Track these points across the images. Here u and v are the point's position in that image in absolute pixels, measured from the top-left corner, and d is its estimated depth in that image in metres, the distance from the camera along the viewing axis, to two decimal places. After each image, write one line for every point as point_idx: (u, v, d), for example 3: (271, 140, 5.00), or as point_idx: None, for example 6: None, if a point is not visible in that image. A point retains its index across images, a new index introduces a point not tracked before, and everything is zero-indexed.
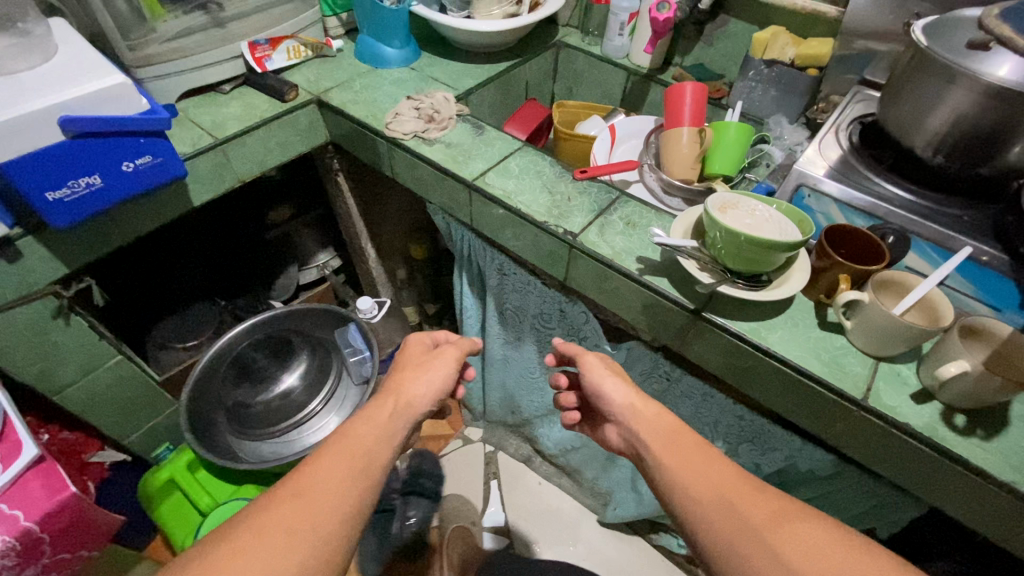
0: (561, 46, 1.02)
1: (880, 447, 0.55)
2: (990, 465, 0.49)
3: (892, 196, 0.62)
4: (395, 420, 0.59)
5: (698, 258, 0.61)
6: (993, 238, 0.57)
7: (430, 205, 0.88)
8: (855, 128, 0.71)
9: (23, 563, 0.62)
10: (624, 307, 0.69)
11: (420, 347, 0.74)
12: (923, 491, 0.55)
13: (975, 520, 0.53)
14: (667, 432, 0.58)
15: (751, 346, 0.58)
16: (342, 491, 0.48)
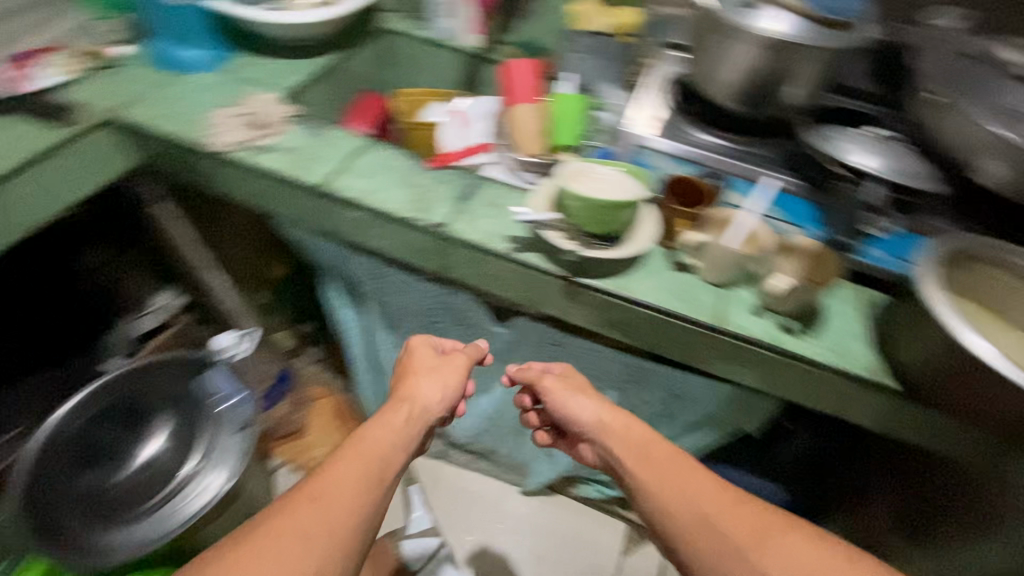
0: (387, 33, 0.98)
1: (738, 361, 0.63)
2: (817, 354, 0.59)
3: (709, 144, 0.70)
4: (407, 429, 0.68)
5: (561, 229, 0.64)
6: (787, 168, 0.67)
7: (279, 220, 0.81)
8: (671, 88, 0.79)
9: None
10: (502, 287, 0.70)
11: (428, 352, 0.78)
12: (777, 388, 0.64)
13: (816, 401, 0.63)
14: (644, 448, 0.64)
15: (621, 299, 0.63)
16: (357, 496, 0.58)
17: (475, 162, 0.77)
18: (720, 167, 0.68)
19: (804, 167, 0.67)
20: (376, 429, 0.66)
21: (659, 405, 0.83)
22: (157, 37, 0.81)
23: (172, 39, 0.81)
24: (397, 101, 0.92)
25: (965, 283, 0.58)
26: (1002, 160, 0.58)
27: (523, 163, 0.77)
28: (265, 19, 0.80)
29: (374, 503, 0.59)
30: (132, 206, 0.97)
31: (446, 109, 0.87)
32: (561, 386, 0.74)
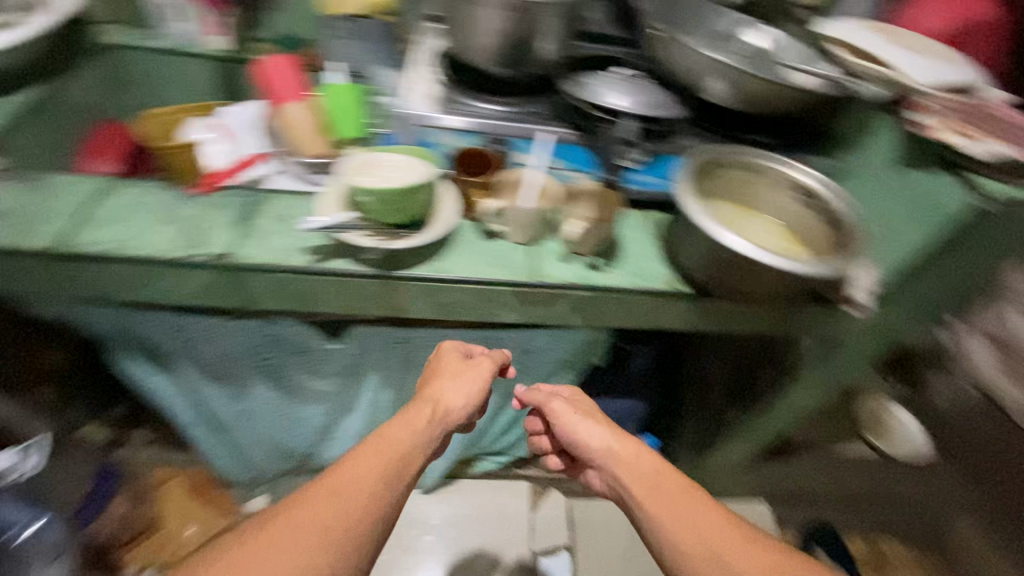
0: (107, 50, 0.83)
1: (563, 307, 0.67)
2: (622, 282, 0.65)
3: (487, 111, 0.71)
4: (426, 429, 0.62)
5: (362, 226, 0.60)
6: (562, 120, 0.71)
7: (21, 298, 0.66)
8: (441, 64, 0.79)
9: None
10: (319, 302, 0.65)
11: (454, 356, 0.72)
12: (603, 321, 0.70)
13: (637, 322, 0.70)
14: (659, 478, 0.62)
15: (440, 280, 0.62)
16: (375, 495, 0.53)
17: (253, 176, 0.69)
18: (498, 130, 0.69)
19: (575, 118, 0.71)
20: (398, 429, 0.60)
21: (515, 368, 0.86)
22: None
23: None
24: (144, 124, 0.74)
25: (716, 188, 0.68)
26: (721, 77, 0.67)
27: (308, 166, 0.72)
28: None
29: (395, 498, 0.54)
30: None
31: (205, 125, 0.74)
32: (566, 410, 0.73)
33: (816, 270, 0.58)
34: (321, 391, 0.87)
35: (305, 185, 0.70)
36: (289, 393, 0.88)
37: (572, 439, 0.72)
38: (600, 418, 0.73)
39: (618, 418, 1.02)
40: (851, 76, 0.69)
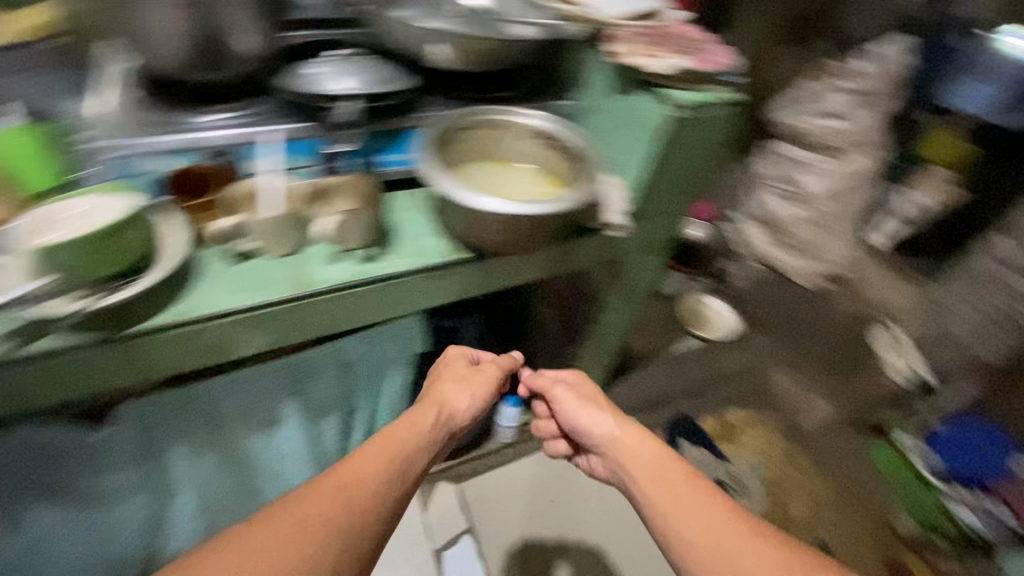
0: None
1: (348, 309, 0.63)
2: (398, 266, 0.63)
3: (202, 122, 0.63)
4: (431, 430, 0.69)
5: (66, 290, 0.50)
6: (292, 113, 0.65)
7: None
8: (137, 80, 0.68)
9: None
10: (50, 392, 0.54)
11: (461, 363, 0.82)
12: (400, 310, 0.67)
13: (435, 300, 0.69)
14: (661, 458, 0.70)
15: (190, 324, 0.55)
16: (379, 485, 0.58)
17: None
18: (213, 142, 0.60)
19: (304, 107, 0.65)
20: (406, 429, 0.67)
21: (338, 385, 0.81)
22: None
23: None
24: None
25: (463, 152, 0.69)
26: (439, 41, 0.67)
27: None
28: None
29: (396, 489, 0.59)
30: None
31: None
32: (574, 400, 0.81)
33: (565, 204, 0.61)
34: (120, 487, 0.75)
35: None
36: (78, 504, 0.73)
37: (575, 417, 0.80)
38: (602, 403, 0.80)
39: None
40: (561, 16, 0.72)
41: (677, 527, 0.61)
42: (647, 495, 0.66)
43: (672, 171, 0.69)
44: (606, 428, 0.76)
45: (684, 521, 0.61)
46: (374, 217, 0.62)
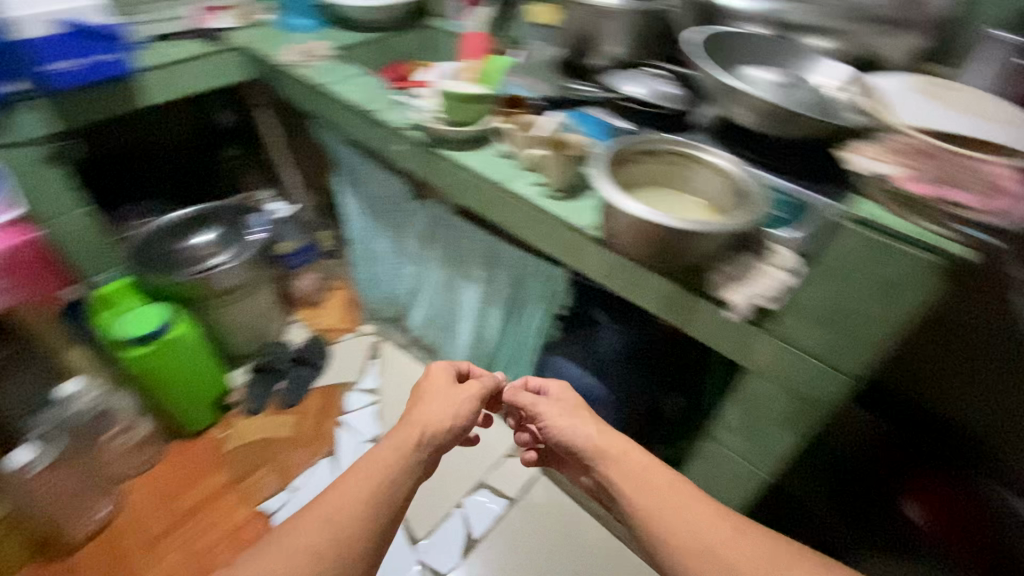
0: (427, 28, 1.33)
1: (604, 259, 0.75)
2: (583, 219, 0.77)
3: (579, 88, 0.87)
4: (414, 455, 0.72)
5: (441, 118, 0.92)
6: (614, 99, 0.83)
7: (324, 126, 1.26)
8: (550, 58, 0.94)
9: None
10: (406, 161, 1.02)
11: (444, 375, 0.86)
12: (609, 277, 0.77)
13: (608, 280, 0.77)
14: (614, 436, 0.77)
15: (457, 163, 0.90)
16: (401, 476, 0.69)
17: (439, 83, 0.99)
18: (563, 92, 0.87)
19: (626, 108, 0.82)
20: (389, 453, 0.71)
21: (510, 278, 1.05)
22: (274, 14, 1.34)
23: (294, 12, 1.28)
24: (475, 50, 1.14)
25: (659, 180, 0.77)
26: (745, 106, 0.70)
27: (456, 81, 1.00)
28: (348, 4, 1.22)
29: (379, 517, 0.64)
30: (257, 125, 1.51)
31: (433, 73, 1.12)
32: (554, 409, 0.83)
33: (688, 224, 0.62)
34: (419, 256, 1.26)
35: (405, 99, 1.03)
36: (400, 249, 1.32)
37: (551, 421, 0.82)
38: (583, 413, 0.82)
39: (573, 384, 1.09)
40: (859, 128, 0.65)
41: (668, 503, 0.66)
42: (607, 470, 0.73)
43: (821, 291, 0.60)
44: (579, 431, 0.78)
45: (663, 495, 0.67)
46: (569, 193, 0.81)
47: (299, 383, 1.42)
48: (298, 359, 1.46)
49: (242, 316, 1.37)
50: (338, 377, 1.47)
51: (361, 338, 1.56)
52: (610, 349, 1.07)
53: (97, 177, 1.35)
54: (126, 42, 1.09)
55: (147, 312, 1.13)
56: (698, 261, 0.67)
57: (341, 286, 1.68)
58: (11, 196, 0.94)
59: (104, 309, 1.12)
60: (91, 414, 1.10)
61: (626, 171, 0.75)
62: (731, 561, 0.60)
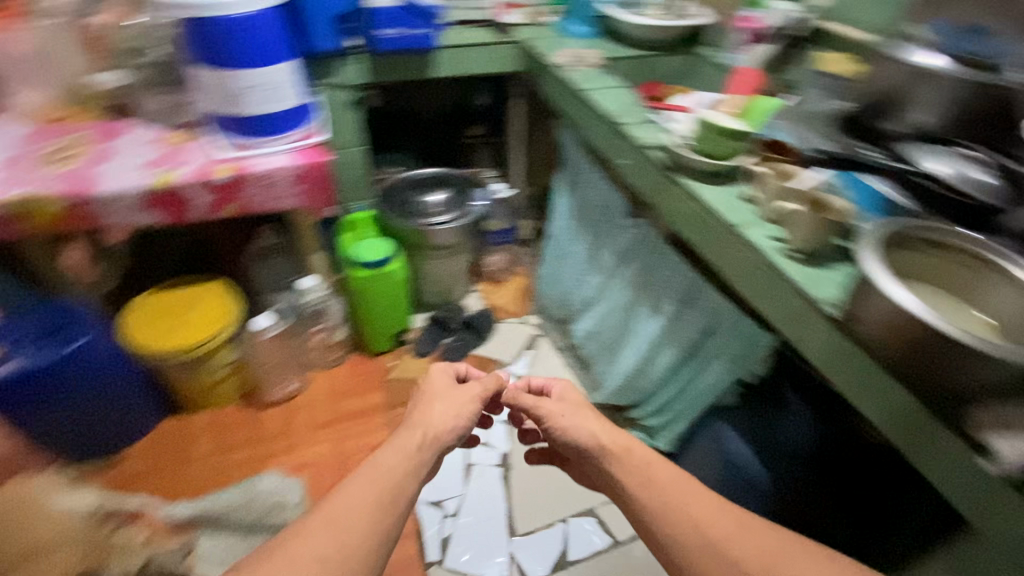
0: (697, 55, 1.32)
1: (831, 342, 0.67)
2: (821, 291, 0.68)
3: (864, 152, 0.77)
4: (418, 458, 0.75)
5: (689, 146, 0.90)
6: (907, 174, 0.72)
7: (564, 124, 1.34)
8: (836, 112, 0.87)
9: (222, 197, 1.11)
10: (636, 177, 1.03)
11: (445, 378, 0.89)
12: (829, 365, 0.68)
13: (825, 365, 0.68)
14: (618, 433, 0.80)
15: (689, 192, 0.88)
16: (407, 479, 0.72)
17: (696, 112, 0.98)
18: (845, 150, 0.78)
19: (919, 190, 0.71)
20: (392, 458, 0.74)
21: (700, 323, 1.02)
22: (555, 18, 1.46)
23: (575, 17, 1.39)
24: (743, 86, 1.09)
25: (945, 285, 0.65)
26: None
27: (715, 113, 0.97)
28: (629, 20, 1.26)
29: (385, 522, 0.67)
30: (507, 111, 1.67)
31: (692, 101, 1.11)
32: (558, 409, 0.85)
33: (959, 335, 0.52)
34: (611, 270, 1.27)
35: (657, 121, 1.05)
36: (593, 256, 1.34)
37: (556, 422, 0.84)
38: (587, 412, 0.84)
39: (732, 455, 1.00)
40: None
41: (671, 498, 0.69)
42: (613, 464, 0.76)
43: None
44: (584, 428, 0.81)
45: (665, 491, 0.71)
46: (808, 257, 0.73)
47: (461, 344, 1.54)
48: (467, 322, 1.58)
49: (438, 270, 1.54)
50: (493, 353, 1.55)
51: (526, 326, 1.62)
52: (794, 444, 0.96)
53: (376, 125, 1.63)
54: (438, 20, 1.29)
55: (373, 244, 1.32)
56: (968, 390, 0.54)
57: (522, 272, 1.77)
58: (321, 121, 1.21)
59: (348, 231, 1.37)
60: (311, 309, 1.34)
61: (902, 259, 0.64)
62: (730, 557, 0.63)
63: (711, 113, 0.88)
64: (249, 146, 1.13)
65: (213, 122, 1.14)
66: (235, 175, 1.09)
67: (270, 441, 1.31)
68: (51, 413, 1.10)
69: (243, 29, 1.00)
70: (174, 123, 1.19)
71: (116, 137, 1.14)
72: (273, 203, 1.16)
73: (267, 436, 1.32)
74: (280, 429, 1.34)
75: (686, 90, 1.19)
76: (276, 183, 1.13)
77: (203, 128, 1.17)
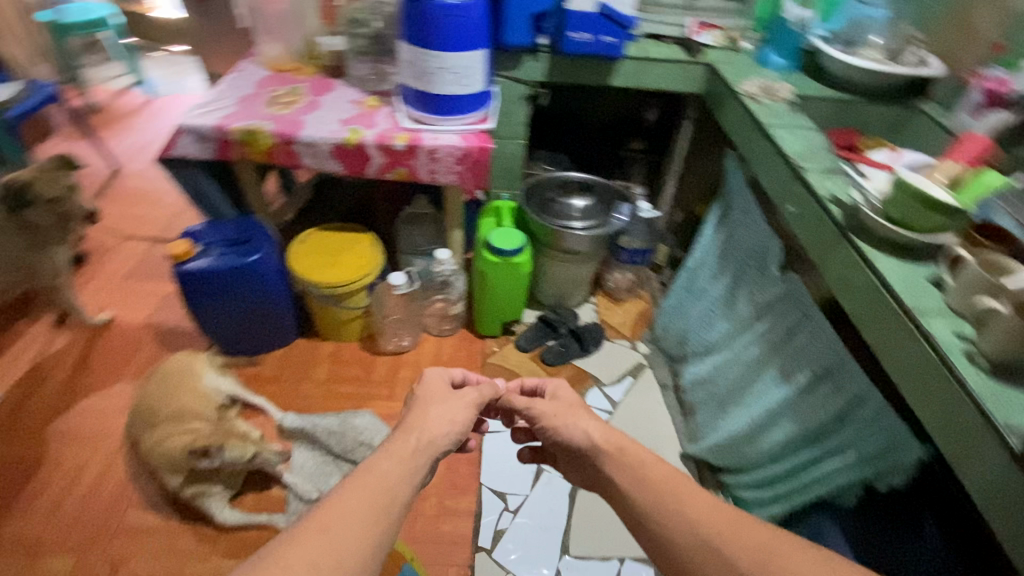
0: (912, 110, 1.15)
1: (998, 475, 0.55)
2: (1002, 411, 0.57)
3: None
4: (418, 467, 0.62)
5: (875, 208, 0.80)
6: None
7: (732, 154, 1.26)
8: None
9: (395, 159, 1.22)
10: (803, 230, 0.94)
11: (440, 381, 0.77)
12: (990, 506, 0.56)
13: (985, 502, 0.57)
14: (609, 429, 0.71)
15: (860, 258, 0.77)
16: (403, 483, 0.60)
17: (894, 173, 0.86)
18: None
19: None
20: (389, 463, 0.61)
21: (833, 410, 0.90)
22: (750, 45, 1.37)
23: (774, 47, 1.30)
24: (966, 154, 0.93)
25: None
26: None
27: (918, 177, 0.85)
28: (839, 59, 1.15)
29: (385, 533, 0.54)
30: (675, 132, 1.61)
31: (893, 158, 0.98)
32: (552, 409, 0.76)
33: None
34: (746, 319, 1.17)
35: (843, 173, 0.94)
36: (729, 300, 1.25)
37: (547, 422, 0.76)
38: (581, 410, 0.75)
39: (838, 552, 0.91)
40: None
41: (668, 493, 0.60)
42: (608, 465, 0.67)
43: None
44: (575, 428, 0.72)
45: (657, 488, 0.61)
46: (995, 367, 0.61)
47: (564, 350, 1.53)
48: (575, 331, 1.57)
49: (562, 273, 1.55)
50: (593, 368, 1.52)
51: (633, 353, 1.56)
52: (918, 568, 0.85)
53: (542, 122, 1.69)
54: (632, 31, 1.28)
55: (509, 234, 1.36)
56: None
57: (644, 297, 1.71)
58: (492, 109, 1.29)
59: (492, 216, 1.45)
60: (438, 279, 1.43)
61: None
62: (727, 557, 0.53)
63: (912, 174, 0.77)
64: (426, 118, 1.23)
65: (403, 95, 1.27)
66: (409, 141, 1.20)
67: (374, 384, 1.44)
68: (220, 305, 1.32)
69: (454, 16, 1.09)
70: (372, 90, 1.35)
71: (326, 92, 1.33)
72: (433, 176, 1.26)
73: (372, 379, 1.45)
74: (384, 377, 1.46)
75: (890, 145, 1.05)
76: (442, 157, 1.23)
77: (394, 98, 1.32)
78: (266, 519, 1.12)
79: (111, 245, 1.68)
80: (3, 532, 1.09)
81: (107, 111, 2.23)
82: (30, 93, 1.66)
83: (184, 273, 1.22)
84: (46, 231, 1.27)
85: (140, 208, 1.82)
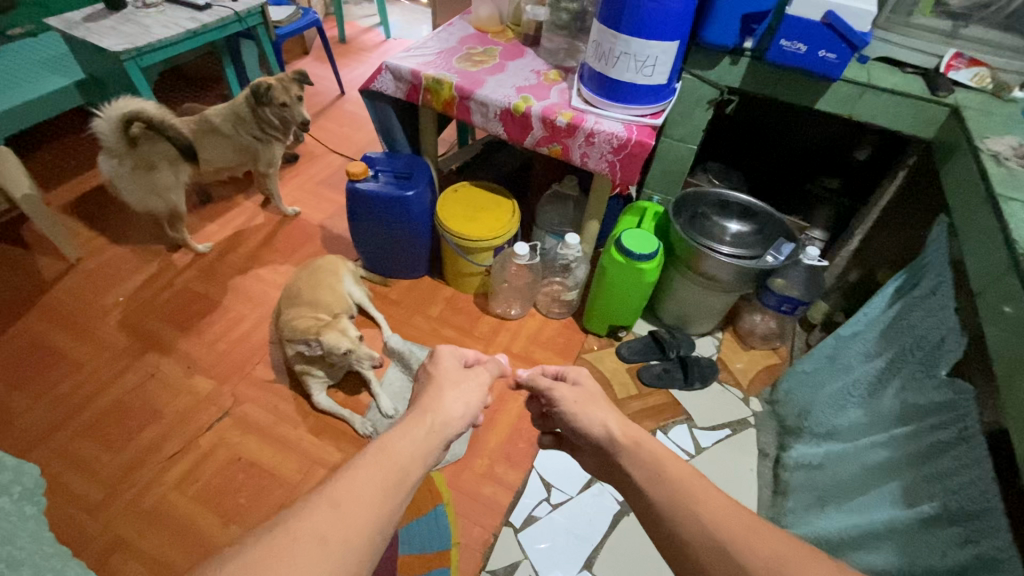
0: None
1: None
2: None
3: None
4: (429, 452, 0.65)
5: None
6: None
7: (943, 219, 1.02)
8: None
9: (553, 134, 1.24)
10: (999, 335, 0.73)
11: (451, 363, 0.80)
12: None
13: None
14: (628, 426, 0.70)
15: None
16: (414, 464, 0.62)
17: None
18: None
19: None
20: (402, 444, 0.63)
21: (954, 562, 0.71)
22: None
23: None
24: None
25: None
26: None
27: None
28: None
29: (399, 504, 0.58)
30: (884, 179, 1.36)
31: None
32: (572, 394, 0.77)
33: None
34: (888, 416, 0.97)
35: None
36: (875, 388, 1.04)
37: (565, 409, 0.76)
38: (603, 402, 0.76)
39: None
40: None
41: (683, 491, 0.58)
42: (622, 457, 0.66)
43: None
44: (592, 419, 0.72)
45: (674, 486, 0.59)
46: None
47: (665, 376, 1.43)
48: (684, 360, 1.46)
49: (690, 296, 1.43)
50: (690, 403, 1.40)
51: (740, 406, 1.40)
52: None
53: (726, 135, 1.55)
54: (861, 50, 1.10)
55: (644, 238, 1.30)
56: None
57: (779, 352, 1.51)
58: (669, 103, 1.23)
59: (635, 214, 1.42)
60: (561, 261, 1.44)
61: None
62: (741, 564, 0.50)
63: None
64: (593, 101, 1.22)
65: (582, 74, 1.27)
66: (573, 121, 1.20)
67: (475, 338, 1.52)
68: (372, 226, 1.49)
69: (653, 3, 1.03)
70: (558, 64, 1.37)
71: (516, 58, 1.39)
72: (584, 160, 1.26)
73: (473, 334, 1.53)
74: (484, 334, 1.53)
75: None
76: (600, 143, 1.21)
77: (575, 75, 1.32)
78: (348, 416, 1.27)
79: (317, 154, 2.00)
80: (178, 350, 1.40)
81: (350, 44, 2.62)
82: (299, 17, 2.02)
83: (353, 190, 1.39)
84: (269, 128, 1.55)
85: (348, 129, 2.12)
